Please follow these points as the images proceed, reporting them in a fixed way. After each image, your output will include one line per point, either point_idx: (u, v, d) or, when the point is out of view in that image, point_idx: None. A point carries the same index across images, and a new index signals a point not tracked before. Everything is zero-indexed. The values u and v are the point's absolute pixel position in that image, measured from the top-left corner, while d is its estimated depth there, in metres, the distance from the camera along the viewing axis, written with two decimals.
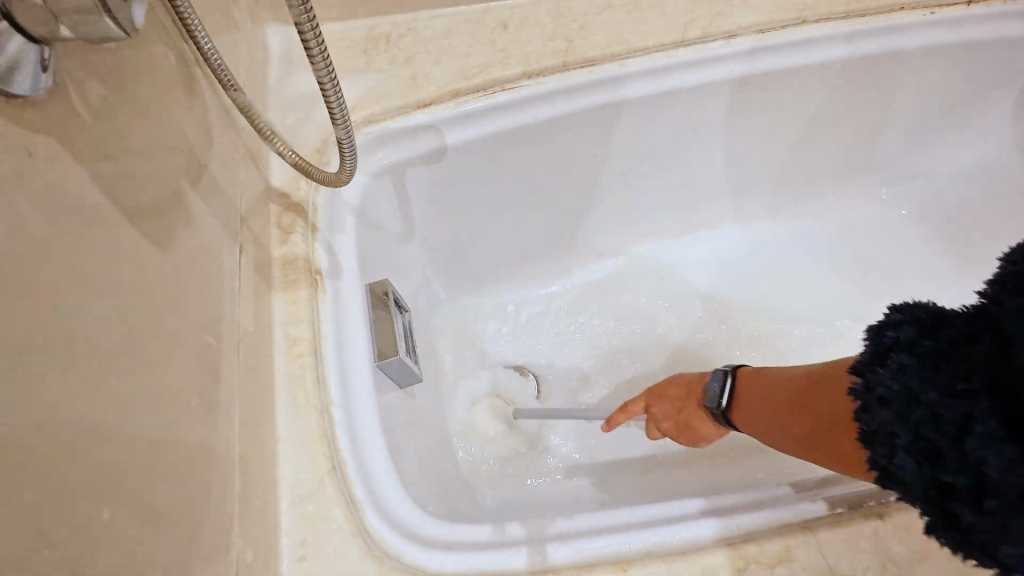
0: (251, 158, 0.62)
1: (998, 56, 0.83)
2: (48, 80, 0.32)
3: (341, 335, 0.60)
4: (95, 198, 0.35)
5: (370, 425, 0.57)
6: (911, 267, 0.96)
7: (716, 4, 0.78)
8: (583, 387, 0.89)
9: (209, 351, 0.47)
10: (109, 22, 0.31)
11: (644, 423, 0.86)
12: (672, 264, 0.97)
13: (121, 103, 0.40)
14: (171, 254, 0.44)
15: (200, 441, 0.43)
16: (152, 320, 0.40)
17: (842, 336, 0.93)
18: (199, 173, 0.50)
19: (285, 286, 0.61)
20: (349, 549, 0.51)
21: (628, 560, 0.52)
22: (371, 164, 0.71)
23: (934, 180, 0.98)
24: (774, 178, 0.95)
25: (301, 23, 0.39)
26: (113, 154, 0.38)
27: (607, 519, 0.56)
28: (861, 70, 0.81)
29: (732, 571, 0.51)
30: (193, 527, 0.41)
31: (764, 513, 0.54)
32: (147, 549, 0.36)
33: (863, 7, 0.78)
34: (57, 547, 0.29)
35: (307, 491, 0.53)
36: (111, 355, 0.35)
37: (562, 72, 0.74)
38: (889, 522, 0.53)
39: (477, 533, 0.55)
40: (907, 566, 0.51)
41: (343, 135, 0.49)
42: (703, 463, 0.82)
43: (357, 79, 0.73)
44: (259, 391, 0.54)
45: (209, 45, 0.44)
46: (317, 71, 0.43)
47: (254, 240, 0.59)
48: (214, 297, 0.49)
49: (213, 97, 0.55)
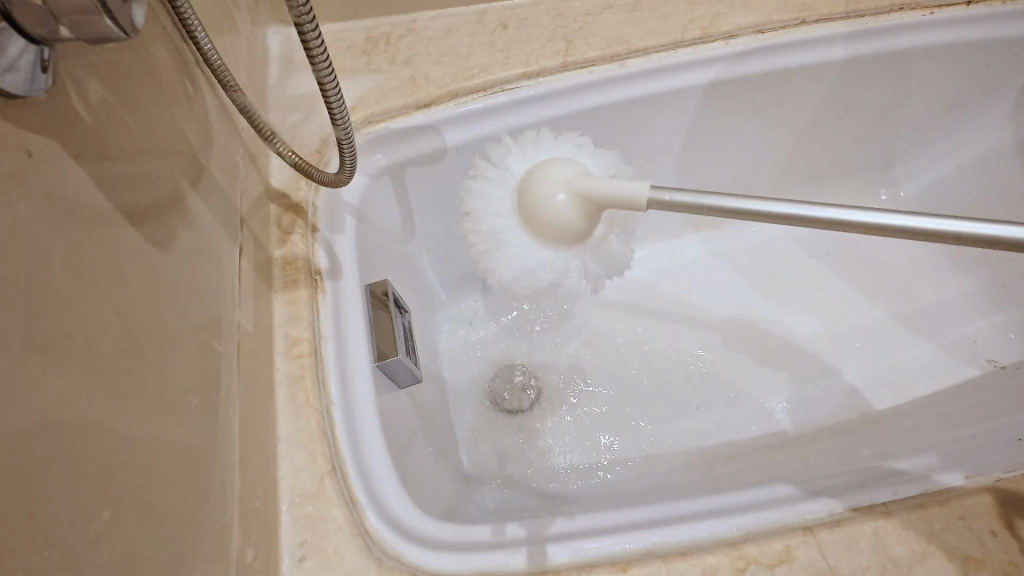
0: (251, 158, 0.62)
1: (999, 56, 0.83)
2: (48, 81, 0.32)
3: (341, 336, 0.60)
4: (94, 198, 0.35)
5: (369, 425, 0.57)
6: (910, 267, 0.96)
7: (716, 4, 0.78)
8: (502, 251, 0.61)
9: (210, 353, 0.47)
10: (108, 21, 0.31)
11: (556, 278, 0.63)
12: (668, 265, 0.98)
13: (122, 104, 0.40)
14: (171, 254, 0.44)
15: (200, 441, 0.43)
16: (152, 322, 0.40)
17: (843, 337, 0.92)
18: (198, 174, 0.50)
19: (285, 286, 0.61)
20: (349, 551, 0.50)
21: (628, 561, 0.51)
22: (370, 165, 0.71)
23: (935, 180, 0.97)
24: (774, 179, 0.95)
25: (301, 23, 0.39)
26: (113, 154, 0.38)
27: (608, 521, 0.56)
28: (862, 70, 0.81)
29: (732, 571, 0.50)
30: (192, 528, 0.41)
31: (763, 513, 0.54)
32: (148, 551, 0.36)
33: (863, 7, 0.78)
34: (56, 549, 0.29)
35: (307, 491, 0.52)
36: (110, 356, 0.35)
37: (561, 72, 0.74)
38: (890, 522, 0.52)
39: (477, 533, 0.55)
40: (907, 566, 0.50)
41: (343, 135, 0.49)
42: (702, 463, 0.81)
43: (358, 79, 0.73)
44: (259, 391, 0.54)
45: (209, 45, 0.45)
46: (318, 70, 0.43)
47: (254, 240, 0.59)
48: (213, 297, 0.49)
49: (212, 97, 0.55)
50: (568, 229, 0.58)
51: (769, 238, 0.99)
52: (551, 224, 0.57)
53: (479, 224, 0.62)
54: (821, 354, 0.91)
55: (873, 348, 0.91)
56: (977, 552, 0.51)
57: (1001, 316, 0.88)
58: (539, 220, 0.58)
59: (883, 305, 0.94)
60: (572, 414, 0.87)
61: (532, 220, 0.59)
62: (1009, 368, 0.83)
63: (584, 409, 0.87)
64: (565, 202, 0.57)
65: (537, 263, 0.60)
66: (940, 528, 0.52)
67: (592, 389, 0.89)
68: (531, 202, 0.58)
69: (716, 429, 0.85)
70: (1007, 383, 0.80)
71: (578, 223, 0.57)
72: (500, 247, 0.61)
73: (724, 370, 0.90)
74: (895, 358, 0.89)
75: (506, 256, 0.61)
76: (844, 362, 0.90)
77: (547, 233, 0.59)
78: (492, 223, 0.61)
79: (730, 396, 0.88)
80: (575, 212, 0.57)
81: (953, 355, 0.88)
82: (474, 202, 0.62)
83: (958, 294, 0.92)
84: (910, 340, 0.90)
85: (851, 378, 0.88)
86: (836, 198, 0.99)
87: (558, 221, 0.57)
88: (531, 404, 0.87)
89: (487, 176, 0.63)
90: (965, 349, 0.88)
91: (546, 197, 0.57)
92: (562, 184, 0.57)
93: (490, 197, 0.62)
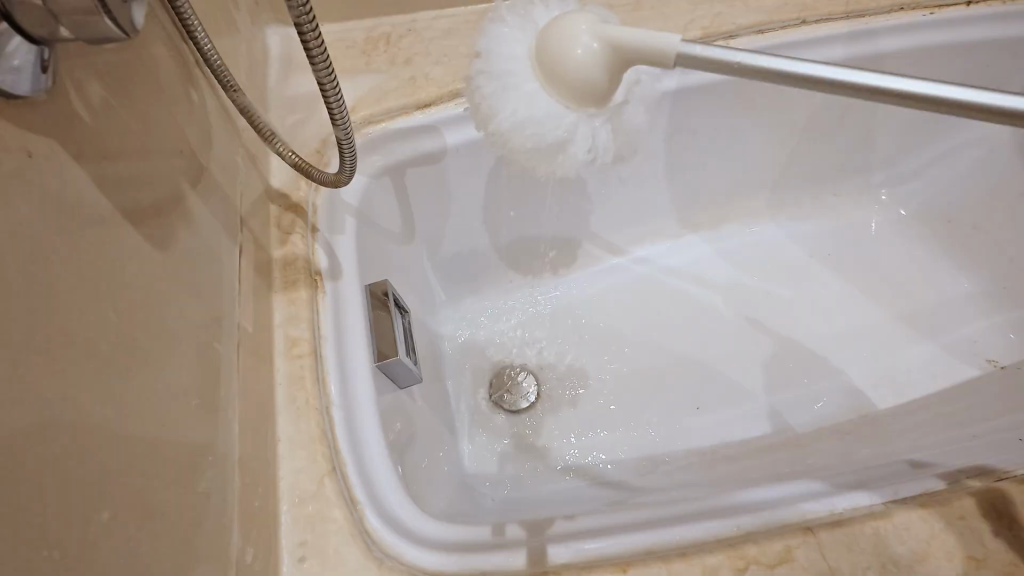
0: (251, 158, 0.62)
1: (1000, 55, 0.83)
2: (48, 81, 0.32)
3: (341, 337, 0.60)
4: (95, 199, 0.35)
5: (369, 425, 0.57)
6: (910, 267, 0.96)
7: (716, 4, 0.78)
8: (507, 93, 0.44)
9: (209, 353, 0.47)
10: (108, 22, 0.31)
11: (571, 151, 0.46)
12: (668, 267, 0.98)
13: (122, 104, 0.40)
14: (171, 253, 0.44)
15: (200, 441, 0.43)
16: (152, 322, 0.40)
17: (843, 338, 0.92)
18: (198, 174, 0.50)
19: (285, 287, 0.61)
20: (349, 551, 0.50)
21: (628, 561, 0.51)
22: (370, 165, 0.71)
23: (935, 180, 0.97)
24: (774, 179, 0.95)
25: (301, 24, 0.39)
26: (113, 155, 0.38)
27: (609, 522, 0.55)
28: (862, 69, 0.81)
29: (732, 571, 0.50)
30: (192, 526, 0.41)
31: (763, 513, 0.54)
32: (147, 551, 0.36)
33: (863, 7, 0.78)
34: (56, 548, 0.29)
35: (307, 491, 0.52)
36: (111, 357, 0.35)
37: None
38: (890, 522, 0.52)
39: (477, 533, 0.55)
40: (907, 566, 0.50)
41: (343, 135, 0.49)
42: (702, 463, 0.81)
43: (358, 80, 0.73)
44: (259, 393, 0.54)
45: (208, 45, 0.45)
46: (317, 70, 0.43)
47: (255, 240, 0.59)
48: (213, 297, 0.49)
49: (212, 96, 0.55)
50: (587, 88, 0.41)
51: (769, 238, 0.99)
52: (568, 76, 0.41)
53: (490, 64, 0.45)
54: (822, 354, 0.91)
55: (873, 347, 0.91)
56: (978, 552, 0.50)
57: (1001, 316, 0.88)
58: (555, 70, 0.41)
59: (883, 305, 0.94)
60: (572, 413, 0.87)
61: (541, 65, 0.42)
62: (1009, 368, 0.83)
63: (584, 409, 0.87)
64: (593, 48, 0.40)
65: (550, 117, 0.43)
66: (941, 528, 0.52)
67: (592, 389, 0.89)
68: (544, 44, 0.42)
69: (716, 429, 0.85)
70: (1008, 383, 0.80)
71: (602, 80, 0.40)
72: (509, 93, 0.44)
73: (724, 369, 0.90)
74: (897, 358, 0.89)
75: (513, 103, 0.44)
76: (845, 362, 0.90)
77: (559, 89, 0.42)
78: (504, 62, 0.44)
79: (731, 395, 0.88)
80: (601, 64, 0.40)
81: (953, 356, 0.88)
82: (483, 45, 0.45)
83: (958, 294, 0.92)
84: (911, 341, 0.90)
85: (851, 378, 0.88)
86: (836, 198, 0.99)
87: (577, 73, 0.40)
88: (531, 403, 0.87)
89: (504, 18, 0.46)
90: (965, 350, 0.88)
91: (569, 37, 0.40)
92: (592, 24, 0.40)
93: (506, 36, 0.44)
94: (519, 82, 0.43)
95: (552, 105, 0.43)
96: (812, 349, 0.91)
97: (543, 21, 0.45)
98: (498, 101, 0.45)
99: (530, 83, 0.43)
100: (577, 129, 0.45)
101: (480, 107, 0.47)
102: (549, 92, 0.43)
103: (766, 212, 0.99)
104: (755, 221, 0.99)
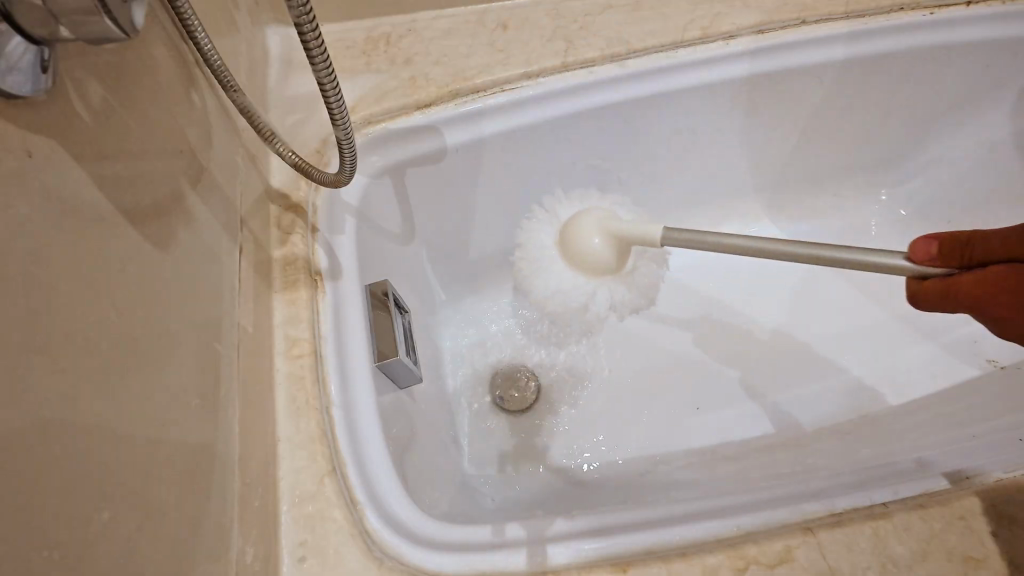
0: (251, 159, 0.62)
1: (1000, 55, 0.83)
2: (48, 81, 0.32)
3: (341, 336, 0.60)
4: (93, 198, 0.35)
5: (369, 424, 0.57)
6: None
7: (716, 4, 0.78)
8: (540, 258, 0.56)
9: (209, 353, 0.47)
10: (108, 22, 0.31)
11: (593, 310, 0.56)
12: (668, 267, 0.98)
13: (121, 104, 0.40)
14: (171, 254, 0.44)
15: (201, 441, 0.43)
16: (152, 322, 0.40)
17: (843, 338, 0.92)
18: (198, 174, 0.50)
19: (285, 286, 0.61)
20: (349, 551, 0.50)
21: (628, 561, 0.51)
22: (370, 165, 0.71)
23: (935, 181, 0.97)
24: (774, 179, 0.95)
25: (301, 24, 0.39)
26: (112, 154, 0.38)
27: (608, 522, 0.55)
28: (862, 69, 0.81)
29: (732, 571, 0.50)
30: (191, 526, 0.41)
31: (762, 513, 0.54)
32: (146, 550, 0.36)
33: (864, 7, 0.78)
34: (57, 548, 0.29)
35: (307, 491, 0.52)
36: (110, 357, 0.35)
37: (560, 72, 0.74)
38: (891, 523, 0.52)
39: (477, 533, 0.55)
40: (907, 566, 0.50)
41: (343, 136, 0.49)
42: (702, 463, 0.81)
43: (357, 80, 0.73)
44: (259, 393, 0.54)
45: (209, 45, 0.44)
46: (317, 71, 0.43)
47: (254, 241, 0.59)
48: (212, 298, 0.49)
49: (212, 96, 0.55)
50: (603, 267, 0.55)
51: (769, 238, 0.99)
52: (587, 262, 0.54)
53: (526, 251, 0.58)
54: (821, 354, 0.91)
55: (873, 347, 0.91)
56: (978, 552, 0.51)
57: None
58: (576, 255, 0.55)
59: (883, 305, 0.94)
60: (571, 414, 0.87)
61: (566, 253, 0.56)
62: (1009, 368, 0.83)
63: (583, 409, 0.87)
64: (604, 240, 0.54)
65: (574, 288, 0.56)
66: (940, 529, 0.52)
67: (591, 389, 0.89)
68: (565, 240, 0.56)
69: (715, 428, 0.85)
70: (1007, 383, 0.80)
71: (612, 261, 0.54)
72: (542, 277, 0.56)
73: (723, 369, 0.90)
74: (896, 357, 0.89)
75: (546, 281, 0.56)
76: (845, 362, 0.90)
77: (581, 268, 0.55)
78: (536, 250, 0.57)
79: (730, 395, 0.88)
80: (612, 251, 0.54)
81: (953, 356, 0.88)
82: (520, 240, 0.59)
83: None
84: (910, 340, 0.90)
85: (850, 378, 0.88)
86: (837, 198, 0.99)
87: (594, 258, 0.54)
88: (531, 403, 0.87)
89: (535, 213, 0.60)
90: (964, 349, 0.88)
91: (584, 234, 0.54)
92: (601, 224, 0.54)
93: (535, 231, 0.58)
94: (550, 264, 0.56)
95: (575, 280, 0.56)
96: (811, 349, 0.91)
97: (564, 214, 0.59)
98: (533, 278, 0.57)
99: (558, 268, 0.56)
100: (597, 294, 0.56)
101: (519, 280, 0.59)
102: (572, 270, 0.56)
103: (767, 212, 0.99)
104: (755, 222, 0.99)
